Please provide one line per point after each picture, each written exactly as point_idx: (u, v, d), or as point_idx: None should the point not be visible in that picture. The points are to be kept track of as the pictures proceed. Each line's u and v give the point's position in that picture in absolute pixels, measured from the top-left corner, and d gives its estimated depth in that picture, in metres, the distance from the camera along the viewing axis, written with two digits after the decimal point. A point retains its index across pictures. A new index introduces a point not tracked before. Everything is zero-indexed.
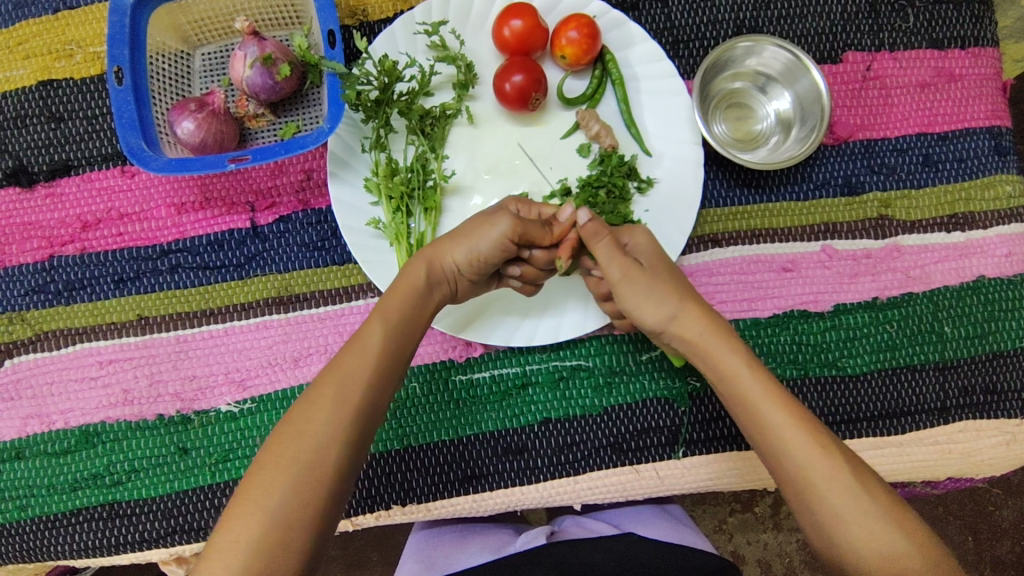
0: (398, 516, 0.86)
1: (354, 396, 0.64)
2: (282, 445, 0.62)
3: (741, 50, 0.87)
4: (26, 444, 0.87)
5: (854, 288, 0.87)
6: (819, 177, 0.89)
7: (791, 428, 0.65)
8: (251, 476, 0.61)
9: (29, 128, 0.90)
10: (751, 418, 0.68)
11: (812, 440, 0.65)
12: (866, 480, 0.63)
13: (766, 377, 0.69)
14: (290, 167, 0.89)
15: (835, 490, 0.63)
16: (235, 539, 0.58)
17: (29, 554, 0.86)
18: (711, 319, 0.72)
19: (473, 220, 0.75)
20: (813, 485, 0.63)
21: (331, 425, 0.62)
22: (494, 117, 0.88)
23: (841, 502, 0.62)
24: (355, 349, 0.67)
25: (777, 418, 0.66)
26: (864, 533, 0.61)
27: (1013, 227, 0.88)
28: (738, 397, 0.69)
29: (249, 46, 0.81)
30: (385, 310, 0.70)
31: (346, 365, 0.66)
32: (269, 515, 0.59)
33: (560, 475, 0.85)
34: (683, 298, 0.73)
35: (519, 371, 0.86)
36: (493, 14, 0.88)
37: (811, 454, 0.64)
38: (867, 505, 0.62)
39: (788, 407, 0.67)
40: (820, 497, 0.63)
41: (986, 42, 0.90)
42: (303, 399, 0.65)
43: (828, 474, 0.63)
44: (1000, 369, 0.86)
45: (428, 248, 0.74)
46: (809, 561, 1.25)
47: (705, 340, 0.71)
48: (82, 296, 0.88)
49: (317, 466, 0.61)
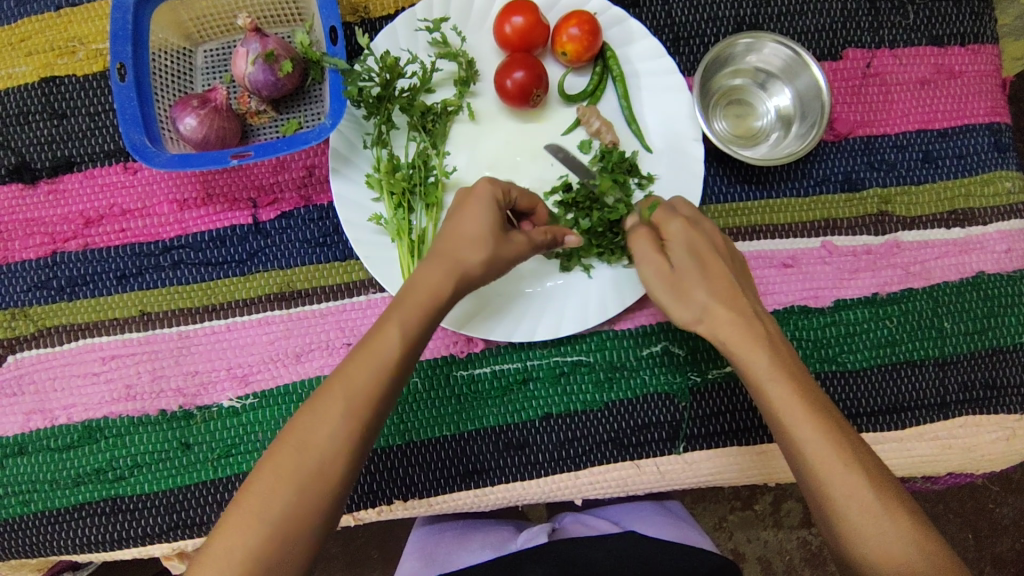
0: (400, 511, 0.86)
1: (362, 408, 0.62)
2: (284, 452, 0.61)
3: (742, 47, 0.87)
4: (29, 440, 0.87)
5: (854, 284, 0.87)
6: (818, 174, 0.89)
7: (816, 442, 0.62)
8: (252, 480, 0.61)
9: (31, 125, 0.90)
10: (772, 421, 0.65)
11: (835, 453, 0.61)
12: (890, 496, 0.60)
13: (797, 382, 0.65)
14: (292, 164, 0.89)
15: (851, 504, 0.60)
16: (231, 548, 0.59)
17: (31, 549, 0.87)
18: (744, 319, 0.68)
19: (486, 222, 0.69)
20: (830, 496, 0.61)
21: (337, 438, 0.61)
22: (495, 113, 0.88)
23: (857, 517, 0.60)
24: (368, 356, 0.64)
25: (800, 427, 0.63)
26: (880, 550, 0.59)
27: (1013, 223, 0.88)
28: (763, 400, 0.66)
29: (251, 42, 0.82)
30: (405, 316, 0.66)
31: (356, 372, 0.63)
32: (267, 524, 0.59)
33: (561, 471, 0.86)
34: (715, 294, 0.69)
35: (520, 366, 0.86)
36: (494, 11, 0.88)
37: (833, 466, 0.61)
38: (886, 522, 0.59)
39: (813, 414, 0.63)
40: (838, 511, 0.61)
41: (986, 39, 0.91)
42: (310, 402, 0.63)
43: (848, 489, 0.60)
44: (999, 365, 0.87)
45: (448, 251, 0.69)
46: (809, 559, 1.25)
47: (728, 340, 0.68)
48: (84, 292, 0.88)
49: (318, 479, 0.60)
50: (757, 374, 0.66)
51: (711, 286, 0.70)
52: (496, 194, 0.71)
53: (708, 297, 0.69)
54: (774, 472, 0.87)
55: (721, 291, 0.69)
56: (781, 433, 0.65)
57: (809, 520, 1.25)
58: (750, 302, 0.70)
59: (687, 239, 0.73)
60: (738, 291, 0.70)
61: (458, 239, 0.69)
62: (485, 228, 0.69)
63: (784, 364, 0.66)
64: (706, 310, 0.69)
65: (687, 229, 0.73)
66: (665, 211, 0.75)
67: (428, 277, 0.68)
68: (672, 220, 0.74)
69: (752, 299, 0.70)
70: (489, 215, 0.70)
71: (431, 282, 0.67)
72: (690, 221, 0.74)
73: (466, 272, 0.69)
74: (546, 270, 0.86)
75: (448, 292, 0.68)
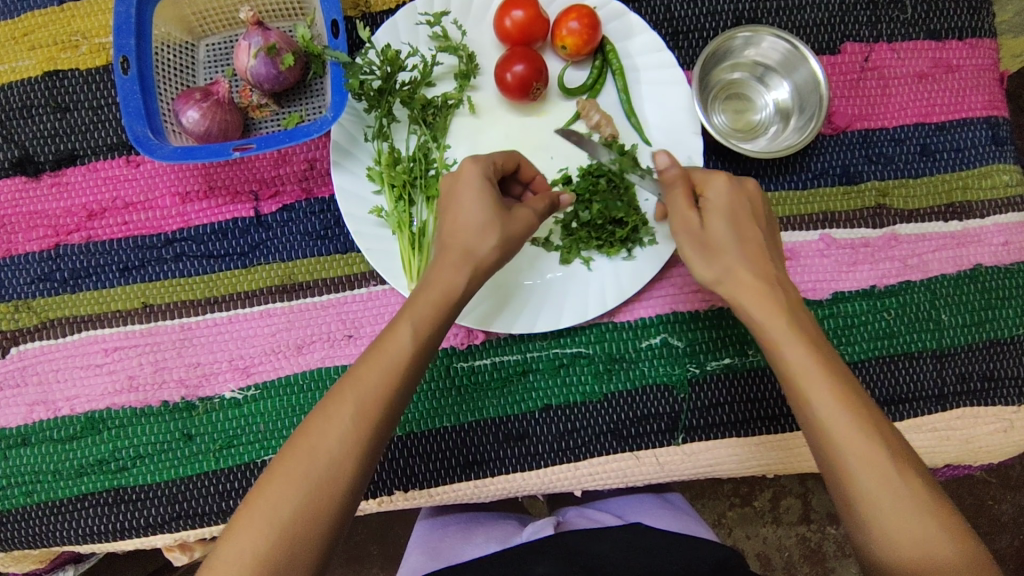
0: (401, 501, 0.87)
1: (373, 411, 0.63)
2: (294, 455, 0.62)
3: (740, 40, 0.88)
4: (32, 431, 0.87)
5: (852, 277, 0.87)
6: (816, 167, 0.90)
7: (834, 407, 0.62)
8: (260, 486, 0.61)
9: (35, 118, 0.91)
10: (789, 385, 0.65)
11: (852, 420, 0.62)
12: (904, 463, 0.61)
13: (815, 350, 0.65)
14: (294, 157, 0.90)
15: (865, 469, 0.61)
16: (240, 552, 0.58)
17: (35, 539, 0.87)
18: (766, 284, 0.68)
19: (483, 206, 0.70)
20: (843, 461, 0.61)
21: (347, 440, 0.62)
22: (495, 107, 0.89)
23: (873, 485, 0.60)
24: (380, 357, 0.65)
25: (820, 395, 0.63)
26: (893, 518, 0.60)
27: (1010, 216, 0.89)
28: (782, 368, 0.66)
29: (253, 36, 0.82)
30: (416, 317, 0.67)
31: (367, 374, 0.64)
32: (275, 527, 0.59)
33: (561, 462, 0.86)
34: (742, 257, 0.69)
35: (520, 358, 0.87)
36: (495, 5, 0.89)
37: (849, 433, 0.62)
38: (901, 489, 0.60)
39: (831, 377, 0.64)
40: (850, 476, 0.61)
41: (984, 34, 0.91)
42: (320, 407, 0.64)
43: (865, 457, 0.61)
44: (996, 357, 0.87)
45: (455, 246, 0.70)
46: (809, 555, 1.25)
47: (751, 304, 0.67)
48: (87, 284, 0.89)
49: (331, 482, 0.61)
50: (778, 341, 0.66)
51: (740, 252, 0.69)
52: (484, 173, 0.72)
53: (735, 259, 0.69)
54: (772, 464, 0.87)
55: (749, 254, 0.69)
56: (799, 402, 0.65)
57: (808, 517, 1.25)
58: (773, 267, 0.69)
59: (728, 202, 0.70)
60: (764, 259, 0.69)
61: (461, 227, 0.70)
62: (484, 211, 0.70)
63: (804, 329, 0.66)
64: (731, 272, 0.68)
65: (728, 192, 0.70)
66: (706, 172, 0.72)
67: (441, 275, 0.69)
68: (713, 179, 0.71)
69: (774, 264, 0.70)
70: (480, 194, 0.70)
71: (445, 281, 0.68)
72: (733, 181, 0.71)
73: (481, 262, 0.70)
74: (545, 262, 0.87)
75: (463, 291, 0.69)
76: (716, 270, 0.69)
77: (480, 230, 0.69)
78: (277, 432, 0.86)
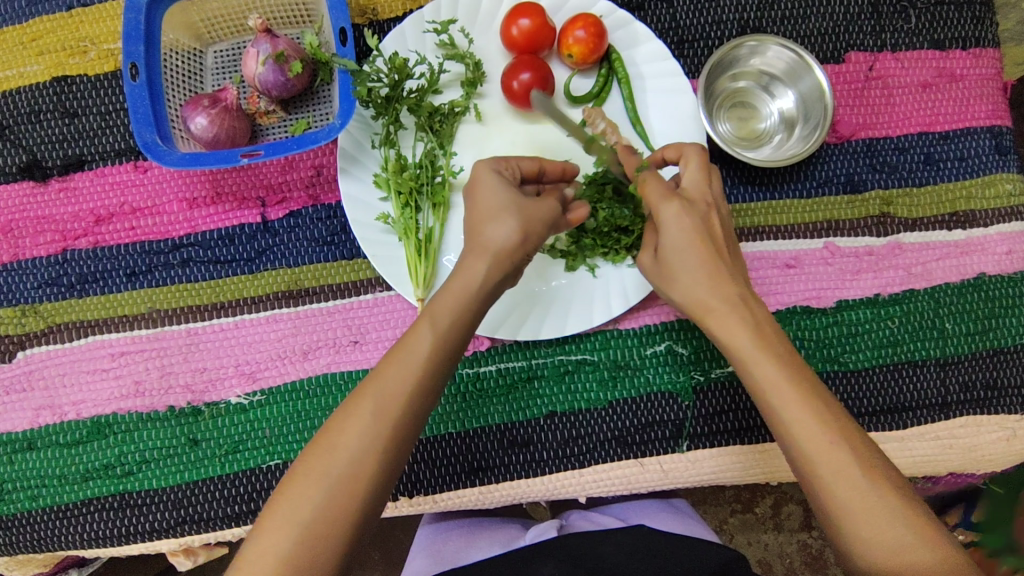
0: (406, 507, 0.87)
1: (392, 409, 0.63)
2: (320, 450, 0.62)
3: (745, 50, 0.89)
4: (37, 435, 0.88)
5: (855, 285, 0.88)
6: (821, 175, 0.90)
7: (808, 423, 0.63)
8: (288, 480, 0.62)
9: (43, 123, 0.91)
10: (764, 407, 0.65)
11: (824, 433, 0.62)
12: (876, 473, 0.61)
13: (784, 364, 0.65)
14: (300, 163, 0.90)
15: (842, 483, 0.61)
16: (262, 553, 0.59)
17: (39, 544, 0.88)
18: (729, 307, 0.67)
19: (504, 193, 0.70)
20: (819, 475, 0.62)
21: (365, 438, 0.61)
22: (501, 114, 0.89)
23: (846, 494, 0.61)
24: (398, 355, 0.65)
25: (788, 410, 0.63)
26: (874, 526, 0.60)
27: (1013, 225, 0.89)
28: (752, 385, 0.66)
29: (261, 43, 0.83)
30: (434, 313, 0.66)
31: (387, 372, 0.64)
32: (298, 527, 0.59)
33: (564, 468, 0.86)
34: (698, 283, 0.68)
35: (526, 364, 0.87)
36: (501, 13, 0.90)
37: (819, 443, 0.62)
38: (873, 498, 0.60)
39: (803, 395, 0.64)
40: (825, 488, 0.61)
41: (987, 43, 0.92)
42: (342, 406, 0.64)
43: (837, 466, 0.61)
44: (1000, 365, 0.87)
45: (480, 237, 0.69)
46: (810, 563, 1.25)
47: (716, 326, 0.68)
48: (95, 289, 0.89)
49: (351, 479, 0.61)
50: (744, 360, 0.66)
51: (695, 277, 0.68)
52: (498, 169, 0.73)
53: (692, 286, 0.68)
54: (776, 470, 0.88)
55: (707, 276, 0.68)
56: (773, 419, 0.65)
57: (809, 524, 1.25)
58: (741, 289, 0.68)
59: (682, 228, 0.68)
60: (728, 282, 0.68)
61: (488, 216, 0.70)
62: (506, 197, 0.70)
63: (770, 346, 0.66)
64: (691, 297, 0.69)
65: (679, 217, 0.68)
66: (658, 196, 0.69)
67: (465, 266, 0.69)
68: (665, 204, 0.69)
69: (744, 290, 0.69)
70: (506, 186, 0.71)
71: (468, 271, 0.68)
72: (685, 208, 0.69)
73: (504, 247, 0.68)
74: (550, 270, 0.87)
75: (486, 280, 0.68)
76: (683, 292, 0.69)
77: (503, 216, 0.69)
78: (284, 438, 0.86)
